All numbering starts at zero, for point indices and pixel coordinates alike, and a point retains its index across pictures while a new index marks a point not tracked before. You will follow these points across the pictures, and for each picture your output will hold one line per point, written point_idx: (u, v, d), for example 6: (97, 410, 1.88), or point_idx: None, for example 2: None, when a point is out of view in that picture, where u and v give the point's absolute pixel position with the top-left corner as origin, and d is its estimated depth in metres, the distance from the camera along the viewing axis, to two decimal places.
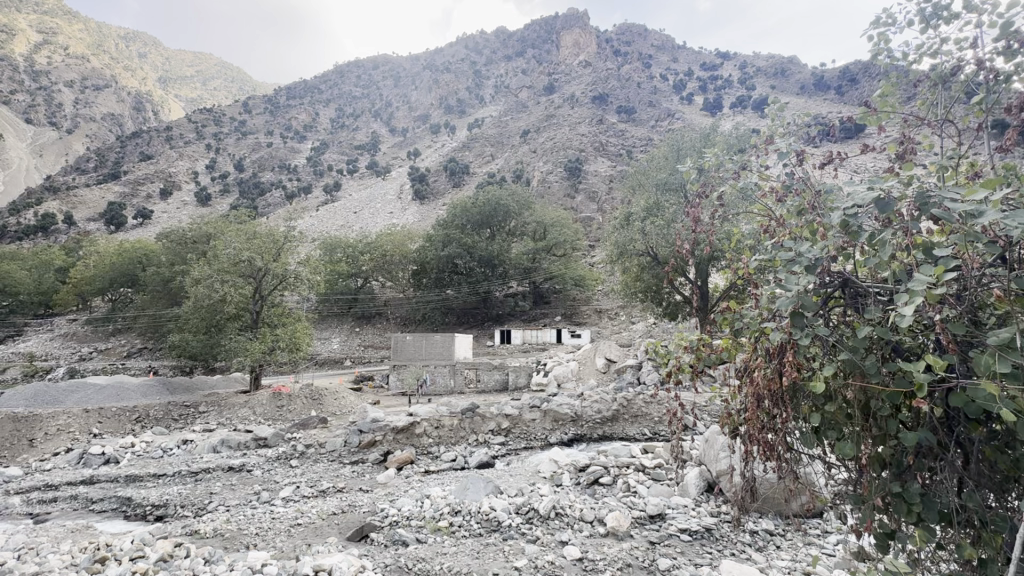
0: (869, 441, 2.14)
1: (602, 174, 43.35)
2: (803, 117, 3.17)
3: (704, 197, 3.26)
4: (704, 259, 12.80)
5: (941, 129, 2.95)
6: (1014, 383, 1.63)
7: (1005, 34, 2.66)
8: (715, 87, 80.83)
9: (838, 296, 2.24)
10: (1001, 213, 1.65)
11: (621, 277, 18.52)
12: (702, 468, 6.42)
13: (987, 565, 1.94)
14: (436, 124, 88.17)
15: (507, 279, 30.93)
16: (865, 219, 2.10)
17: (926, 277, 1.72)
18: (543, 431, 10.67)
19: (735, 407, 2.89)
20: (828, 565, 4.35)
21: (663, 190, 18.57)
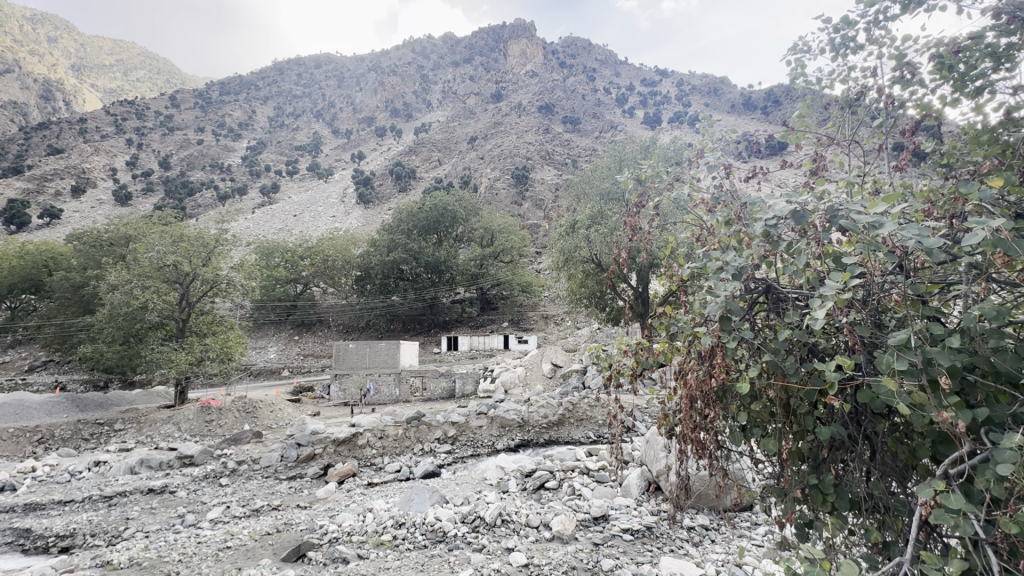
0: (789, 437, 2.29)
1: (548, 182, 44.13)
2: (730, 134, 3.38)
3: (641, 207, 3.38)
4: (644, 265, 13.28)
5: (849, 148, 3.24)
6: (910, 379, 1.79)
7: (900, 64, 2.96)
8: (654, 102, 84.82)
9: (761, 301, 2.38)
10: (897, 226, 1.82)
11: (567, 283, 18.86)
12: (643, 469, 6.61)
13: (890, 546, 2.11)
14: (382, 127, 86.61)
15: (455, 286, 30.69)
16: (784, 228, 2.24)
17: (834, 284, 1.88)
18: (489, 437, 10.62)
19: (671, 409, 3.00)
20: (757, 555, 4.59)
21: (606, 199, 19.16)
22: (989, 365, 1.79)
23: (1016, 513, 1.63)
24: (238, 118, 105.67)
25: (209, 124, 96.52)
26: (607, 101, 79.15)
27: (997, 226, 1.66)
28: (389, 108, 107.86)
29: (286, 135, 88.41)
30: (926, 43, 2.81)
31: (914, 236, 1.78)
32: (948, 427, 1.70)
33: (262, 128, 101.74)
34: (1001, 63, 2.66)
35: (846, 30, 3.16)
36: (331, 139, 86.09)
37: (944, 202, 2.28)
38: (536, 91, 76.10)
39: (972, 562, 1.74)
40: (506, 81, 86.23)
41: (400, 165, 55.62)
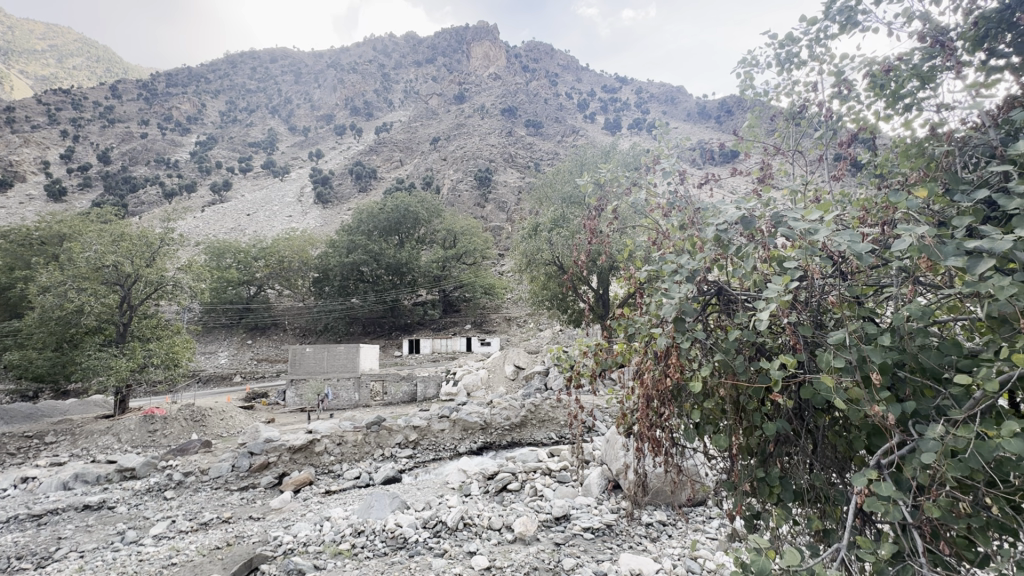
0: (740, 433, 2.39)
1: (511, 184, 44.26)
2: (685, 142, 3.51)
3: (600, 211, 3.45)
4: (604, 268, 13.51)
5: (794, 159, 3.43)
6: (848, 377, 1.90)
7: (838, 80, 3.16)
8: (614, 108, 86.76)
9: (714, 302, 2.47)
10: (833, 234, 1.93)
11: (529, 285, 18.97)
12: (604, 468, 6.72)
13: (830, 534, 2.24)
14: (342, 125, 84.74)
15: (416, 288, 30.27)
16: (734, 233, 2.34)
17: (777, 287, 1.98)
18: (452, 441, 10.52)
19: (629, 408, 3.07)
20: (709, 548, 4.75)
21: (568, 202, 19.42)
22: (916, 362, 1.93)
23: (936, 498, 1.77)
24: (186, 111, 100.64)
25: (154, 117, 91.35)
26: (569, 106, 80.27)
27: (921, 233, 1.80)
28: (349, 106, 105.71)
29: (239, 130, 84.83)
30: (861, 63, 3.02)
31: (846, 241, 1.90)
32: (880, 421, 1.83)
33: (212, 123, 97.10)
34: (927, 83, 2.89)
35: (792, 46, 3.33)
36: (288, 137, 83.40)
37: (878, 210, 2.44)
38: (499, 93, 76.28)
39: (901, 545, 1.87)
40: (469, 83, 86.00)
41: (360, 165, 54.43)
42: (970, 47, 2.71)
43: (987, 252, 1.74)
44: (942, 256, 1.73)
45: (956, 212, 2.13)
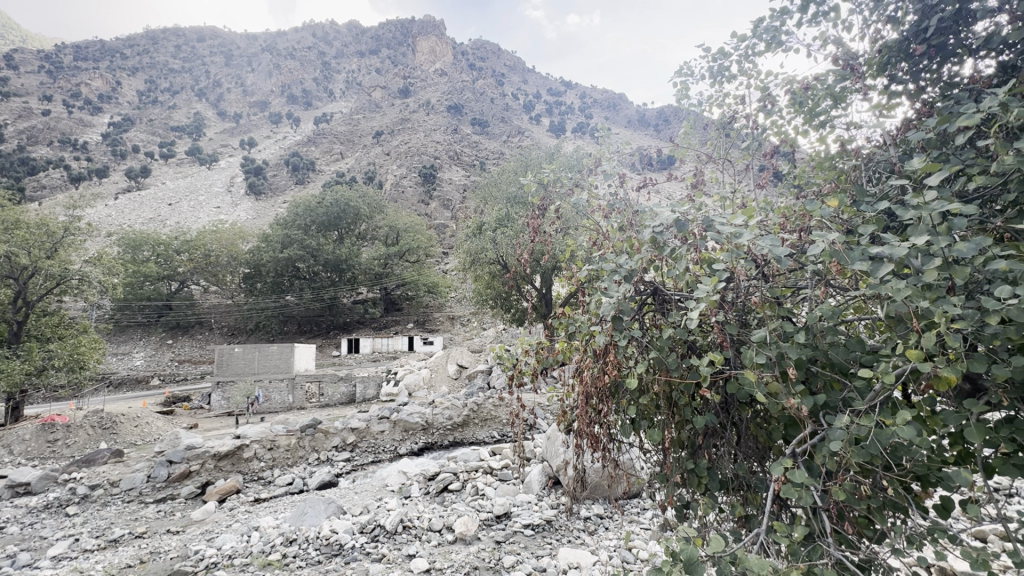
0: (672, 426, 2.50)
1: (456, 182, 43.87)
2: (625, 146, 3.62)
3: (543, 211, 3.49)
4: (547, 267, 13.70)
5: (725, 167, 3.63)
6: (768, 372, 2.02)
7: (764, 95, 3.37)
8: (558, 111, 88.33)
9: (649, 302, 2.57)
10: (756, 238, 2.06)
11: (473, 284, 18.87)
12: (544, 465, 6.79)
13: (751, 519, 2.39)
14: (278, 113, 80.51)
15: (356, 285, 29.24)
16: (669, 236, 2.43)
17: (706, 287, 2.08)
18: (392, 442, 10.24)
19: (569, 406, 3.12)
20: (643, 537, 4.94)
21: (512, 202, 19.51)
22: (826, 358, 2.10)
23: (842, 482, 1.92)
24: (97, 87, 91.31)
25: (59, 92, 82.12)
26: (514, 106, 80.65)
27: (832, 240, 1.96)
28: (285, 93, 100.39)
29: (159, 112, 78.12)
30: (782, 80, 3.24)
31: (767, 246, 2.03)
32: (796, 413, 1.97)
33: (128, 102, 88.68)
34: (839, 103, 3.15)
35: (723, 61, 3.52)
36: (217, 123, 77.97)
37: (795, 218, 2.62)
38: (444, 89, 75.36)
39: (812, 526, 2.03)
40: (414, 77, 84.23)
41: (297, 156, 51.85)
42: (874, 72, 2.99)
43: (887, 258, 1.91)
44: (849, 261, 1.90)
45: (861, 222, 2.32)
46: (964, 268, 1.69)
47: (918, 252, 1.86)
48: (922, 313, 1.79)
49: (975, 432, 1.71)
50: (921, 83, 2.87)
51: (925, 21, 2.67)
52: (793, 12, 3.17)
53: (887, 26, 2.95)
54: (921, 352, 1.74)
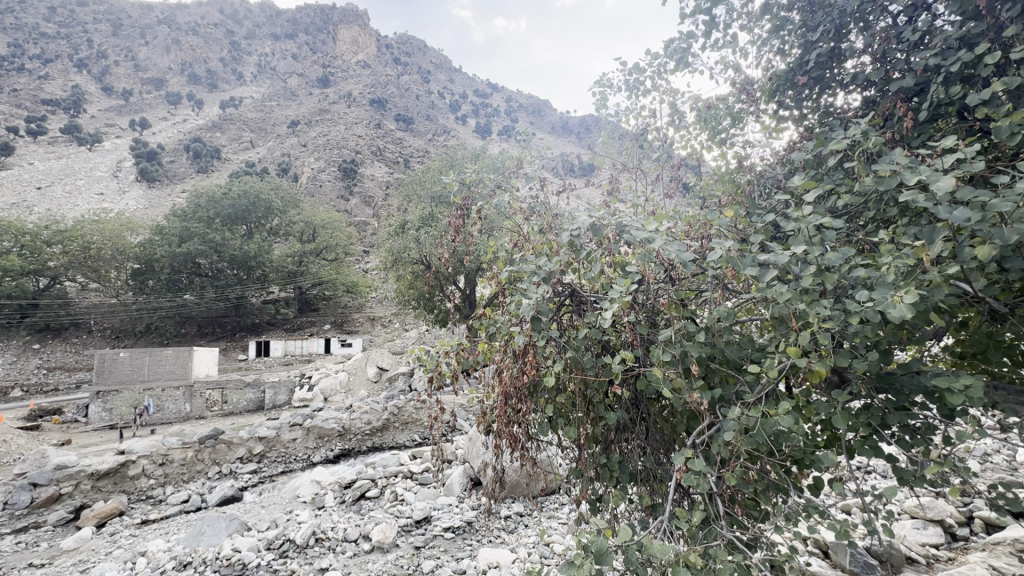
0: (588, 423, 2.59)
1: (378, 178, 42.53)
2: (546, 150, 3.68)
3: (466, 210, 3.46)
4: (471, 268, 13.69)
5: (638, 177, 3.83)
6: (672, 368, 2.16)
7: (674, 110, 3.62)
8: (484, 113, 88.57)
9: (567, 303, 2.66)
10: (663, 244, 2.18)
11: (395, 284, 18.35)
12: (466, 466, 6.73)
13: (657, 507, 2.54)
14: (177, 94, 73.10)
15: (267, 284, 27.23)
16: (586, 239, 2.51)
17: (619, 289, 2.17)
18: (305, 451, 9.65)
19: (489, 406, 3.13)
20: (560, 532, 5.08)
21: (437, 201, 19.27)
22: (724, 356, 2.29)
23: (734, 468, 2.11)
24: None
25: None
26: (440, 104, 79.71)
27: (729, 247, 2.13)
28: (186, 73, 91.39)
29: (27, 82, 67.72)
30: (690, 98, 3.50)
31: (673, 252, 2.17)
32: (695, 408, 2.12)
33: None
34: (736, 122, 3.47)
35: (638, 75, 3.72)
36: (101, 100, 69.09)
37: (698, 226, 2.83)
38: (367, 81, 72.56)
39: (708, 511, 2.20)
40: (334, 67, 80.53)
41: (199, 141, 47.40)
42: (766, 98, 3.34)
43: (773, 265, 2.12)
44: (742, 267, 2.09)
45: (753, 230, 2.56)
46: (832, 274, 1.93)
47: (796, 260, 2.10)
48: (799, 314, 2.01)
49: (840, 419, 1.95)
50: (803, 110, 3.23)
51: (807, 56, 3.01)
52: (700, 36, 3.43)
53: (776, 57, 3.30)
54: (798, 348, 1.95)
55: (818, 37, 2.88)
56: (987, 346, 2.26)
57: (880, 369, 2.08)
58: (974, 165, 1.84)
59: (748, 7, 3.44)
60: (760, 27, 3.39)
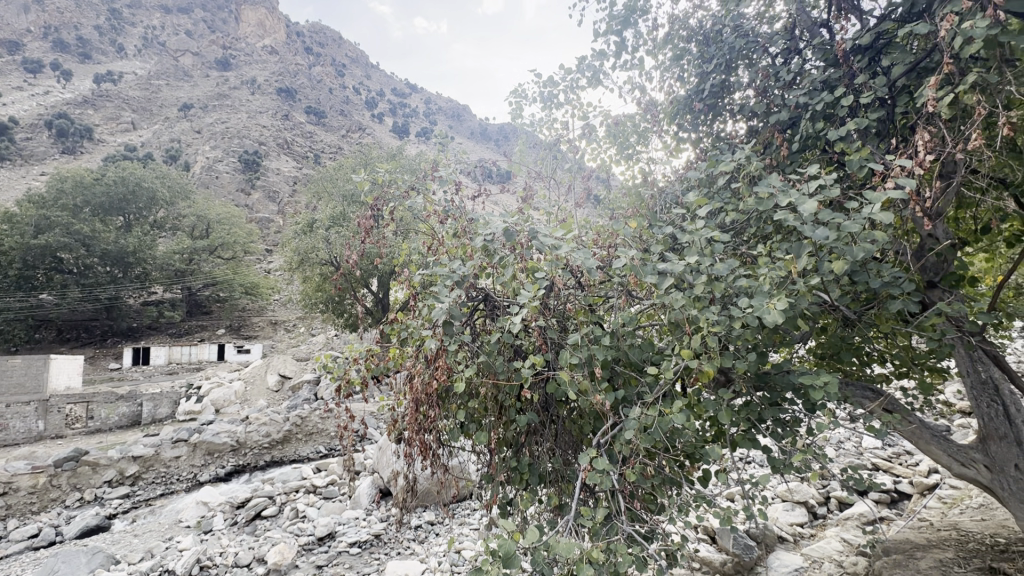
0: (499, 427, 2.60)
1: (285, 173, 39.96)
2: (463, 155, 3.64)
3: (377, 211, 3.32)
4: (384, 271, 13.33)
5: (551, 186, 3.91)
6: (580, 372, 2.23)
7: (586, 123, 3.78)
8: (401, 112, 86.39)
9: (480, 307, 2.66)
10: (572, 251, 2.26)
11: (301, 286, 17.28)
12: (375, 477, 6.43)
13: (564, 507, 2.61)
14: (37, 61, 62.94)
15: (148, 284, 24.09)
16: (499, 244, 2.52)
17: (528, 295, 2.21)
18: (191, 469, 8.68)
19: (400, 414, 3.01)
20: (471, 539, 5.03)
21: (349, 200, 18.52)
22: (627, 358, 2.42)
23: (633, 465, 2.23)
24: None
25: None
26: (356, 99, 76.50)
27: (632, 256, 2.25)
28: (49, 37, 78.98)
29: None
30: (600, 114, 3.69)
31: (580, 260, 2.25)
32: (600, 408, 2.20)
33: None
34: (642, 140, 3.71)
35: (553, 88, 3.84)
36: None
37: (605, 236, 2.98)
38: (274, 68, 67.74)
39: (612, 508, 2.29)
40: (237, 50, 74.44)
41: (65, 116, 41.03)
42: (667, 120, 3.60)
43: (670, 274, 2.27)
44: (642, 274, 2.22)
45: (654, 240, 2.74)
46: (720, 283, 2.12)
47: (690, 270, 2.26)
48: (692, 319, 2.18)
49: (724, 414, 2.14)
50: (698, 134, 3.53)
51: (702, 85, 3.31)
52: (610, 55, 3.63)
53: (676, 83, 3.58)
54: (691, 350, 2.10)
55: (712, 68, 3.18)
56: (842, 348, 2.61)
57: (758, 370, 2.33)
58: (831, 190, 2.12)
59: (653, 34, 3.71)
60: (662, 53, 3.67)
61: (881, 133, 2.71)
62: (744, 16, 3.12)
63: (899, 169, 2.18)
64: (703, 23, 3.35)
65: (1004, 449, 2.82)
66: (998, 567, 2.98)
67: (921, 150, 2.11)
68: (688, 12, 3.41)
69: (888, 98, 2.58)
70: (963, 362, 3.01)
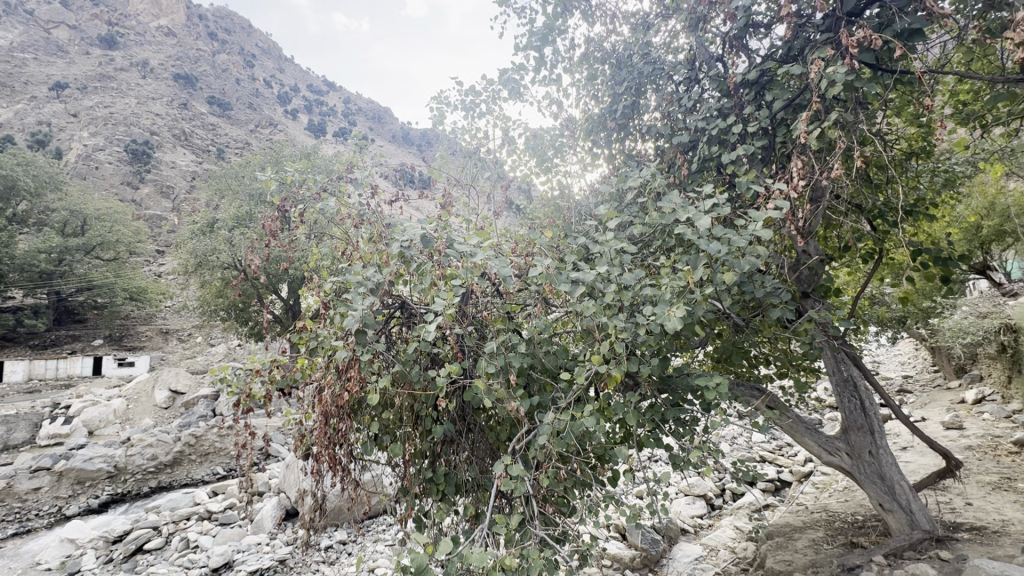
0: (415, 438, 2.53)
1: (181, 167, 36.44)
2: (379, 157, 3.51)
3: (283, 212, 3.10)
4: (295, 276, 12.60)
5: (471, 194, 3.88)
6: (497, 380, 2.23)
7: (507, 133, 3.84)
8: (318, 109, 83.18)
9: (396, 314, 2.57)
10: (489, 259, 2.27)
11: (199, 292, 15.81)
12: (280, 497, 5.97)
13: (480, 516, 2.59)
14: None
15: (4, 287, 20.49)
16: (416, 251, 2.46)
17: (443, 303, 2.17)
18: (54, 502, 7.49)
19: (308, 429, 2.83)
20: (385, 556, 4.84)
21: (256, 199, 17.30)
22: (542, 365, 2.47)
23: (547, 470, 2.27)
24: None
25: None
26: (266, 93, 71.71)
27: (547, 264, 2.30)
28: None
29: None
30: (520, 126, 3.76)
31: (497, 268, 2.26)
32: (516, 415, 2.22)
33: None
34: (558, 154, 3.84)
35: (474, 97, 3.86)
36: None
37: (523, 245, 3.02)
38: (171, 52, 61.74)
39: (526, 514, 2.31)
40: (125, 27, 66.88)
41: None
42: (583, 135, 3.77)
43: (583, 284, 2.35)
44: (557, 283, 2.29)
45: (569, 251, 2.83)
46: (628, 292, 2.24)
47: (601, 279, 2.37)
48: (602, 326, 2.28)
49: (630, 416, 2.25)
50: (610, 151, 3.73)
51: (615, 105, 3.50)
52: (529, 70, 3.73)
53: (591, 101, 3.76)
54: (600, 357, 2.19)
55: (623, 90, 3.38)
56: (734, 352, 2.87)
57: (661, 374, 2.49)
58: (722, 209, 2.32)
59: (571, 53, 3.86)
60: (579, 72, 3.83)
61: (765, 159, 3.03)
62: (653, 44, 3.35)
63: (777, 193, 2.46)
64: (616, 47, 3.55)
65: (861, 438, 3.26)
66: (857, 541, 3.41)
67: (795, 176, 2.39)
68: (603, 35, 3.59)
69: (771, 128, 2.90)
70: (829, 362, 3.44)
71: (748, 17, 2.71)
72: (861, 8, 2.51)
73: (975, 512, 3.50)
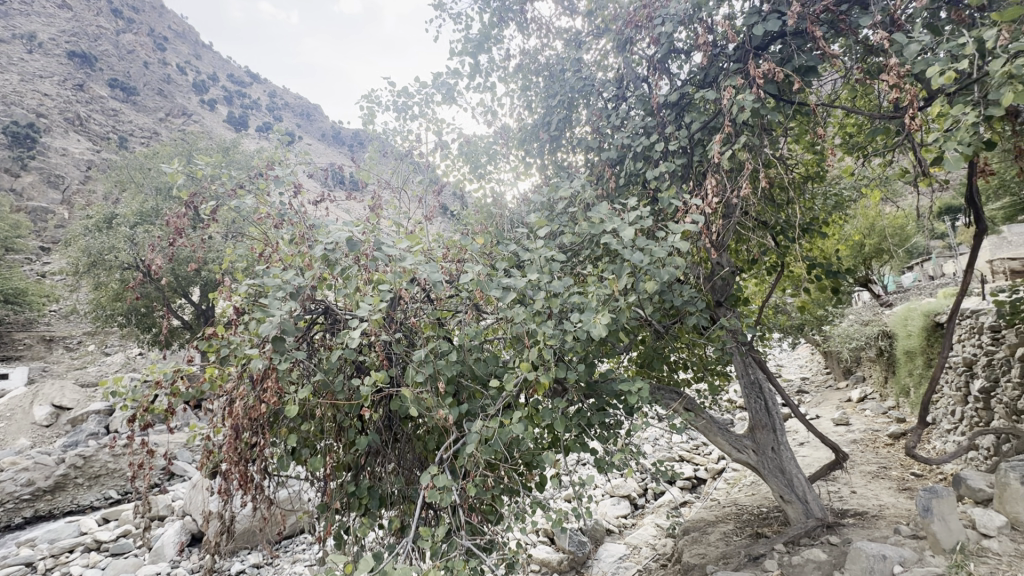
0: (337, 450, 2.41)
1: (73, 155, 32.52)
2: (303, 154, 3.31)
3: (192, 208, 2.83)
4: (207, 278, 11.64)
5: (401, 197, 3.78)
6: (426, 388, 2.16)
7: (440, 137, 3.78)
8: (239, 101, 78.04)
9: (318, 320, 2.43)
10: (419, 265, 2.21)
11: (91, 294, 14.12)
12: (185, 520, 5.44)
13: (404, 528, 2.51)
14: None
15: None
16: (341, 254, 2.35)
17: (369, 310, 2.08)
18: None
19: (216, 444, 2.59)
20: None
21: (162, 194, 15.80)
22: (471, 372, 2.45)
23: (476, 479, 2.24)
24: None
25: None
26: (179, 79, 66.09)
27: (478, 270, 2.29)
28: None
29: None
30: (453, 131, 3.73)
31: (427, 273, 2.20)
32: (444, 423, 2.17)
33: None
34: (491, 161, 3.84)
35: (407, 99, 3.78)
36: None
37: (454, 251, 2.99)
38: (64, 28, 55.30)
39: (453, 523, 2.27)
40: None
41: None
42: (516, 145, 3.82)
43: (513, 290, 2.36)
44: (489, 289, 2.27)
45: (501, 257, 2.82)
46: (557, 300, 2.28)
47: (532, 286, 2.39)
48: (531, 333, 2.30)
49: (557, 422, 2.27)
50: (542, 161, 3.80)
51: (548, 118, 3.58)
52: (464, 76, 3.72)
53: (525, 111, 3.82)
54: (529, 364, 2.21)
55: (557, 103, 3.46)
56: (654, 357, 3.02)
57: (587, 380, 2.56)
58: (646, 222, 2.43)
59: (505, 63, 3.90)
60: (513, 82, 3.89)
61: (685, 176, 3.22)
62: (584, 62, 3.47)
63: (695, 208, 2.61)
64: (549, 61, 3.63)
65: (765, 436, 3.55)
66: (761, 531, 3.69)
67: (711, 192, 2.56)
68: (537, 49, 3.67)
69: (689, 147, 3.09)
70: (739, 366, 3.71)
71: (670, 43, 2.87)
72: (766, 44, 2.75)
73: (858, 499, 3.92)
